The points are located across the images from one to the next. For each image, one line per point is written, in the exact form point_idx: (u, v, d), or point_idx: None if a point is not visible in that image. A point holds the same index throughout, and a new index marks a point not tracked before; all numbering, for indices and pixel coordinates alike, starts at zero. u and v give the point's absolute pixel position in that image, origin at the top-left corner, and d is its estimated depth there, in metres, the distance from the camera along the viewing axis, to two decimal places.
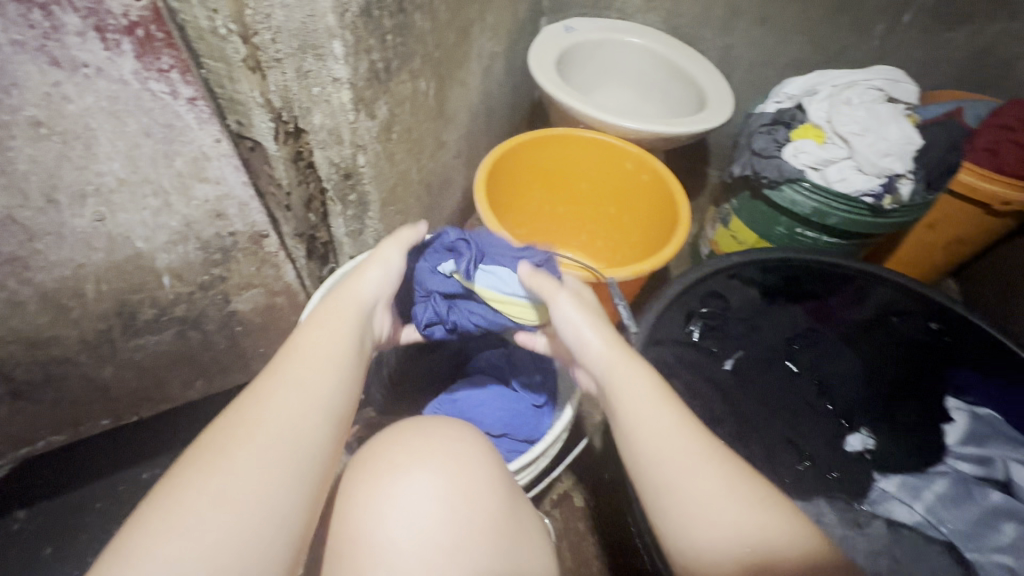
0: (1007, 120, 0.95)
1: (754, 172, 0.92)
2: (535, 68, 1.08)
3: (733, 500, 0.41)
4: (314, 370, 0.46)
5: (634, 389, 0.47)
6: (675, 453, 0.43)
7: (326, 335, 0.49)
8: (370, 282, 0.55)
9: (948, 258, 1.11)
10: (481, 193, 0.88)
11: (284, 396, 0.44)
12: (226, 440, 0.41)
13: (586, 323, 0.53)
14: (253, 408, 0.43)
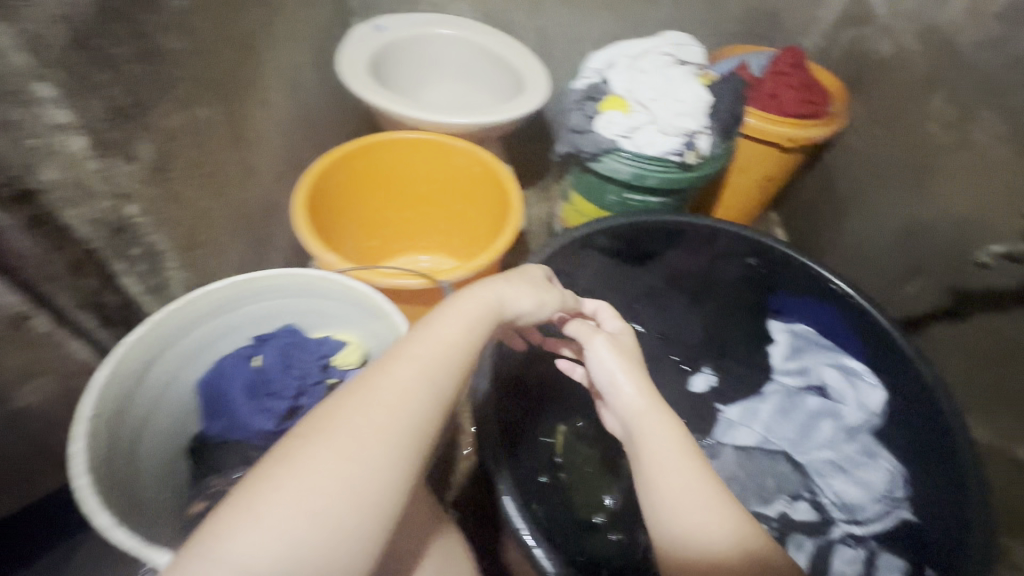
0: (782, 68, 1.08)
1: (576, 149, 0.97)
2: (343, 74, 1.03)
3: (707, 508, 0.47)
4: (448, 363, 0.47)
5: (655, 425, 0.51)
6: (671, 469, 0.49)
7: (455, 323, 0.50)
8: (523, 297, 0.55)
9: (763, 196, 1.23)
10: (300, 217, 0.82)
11: (406, 379, 0.44)
12: (337, 455, 0.39)
13: (620, 365, 0.54)
14: (344, 413, 0.42)
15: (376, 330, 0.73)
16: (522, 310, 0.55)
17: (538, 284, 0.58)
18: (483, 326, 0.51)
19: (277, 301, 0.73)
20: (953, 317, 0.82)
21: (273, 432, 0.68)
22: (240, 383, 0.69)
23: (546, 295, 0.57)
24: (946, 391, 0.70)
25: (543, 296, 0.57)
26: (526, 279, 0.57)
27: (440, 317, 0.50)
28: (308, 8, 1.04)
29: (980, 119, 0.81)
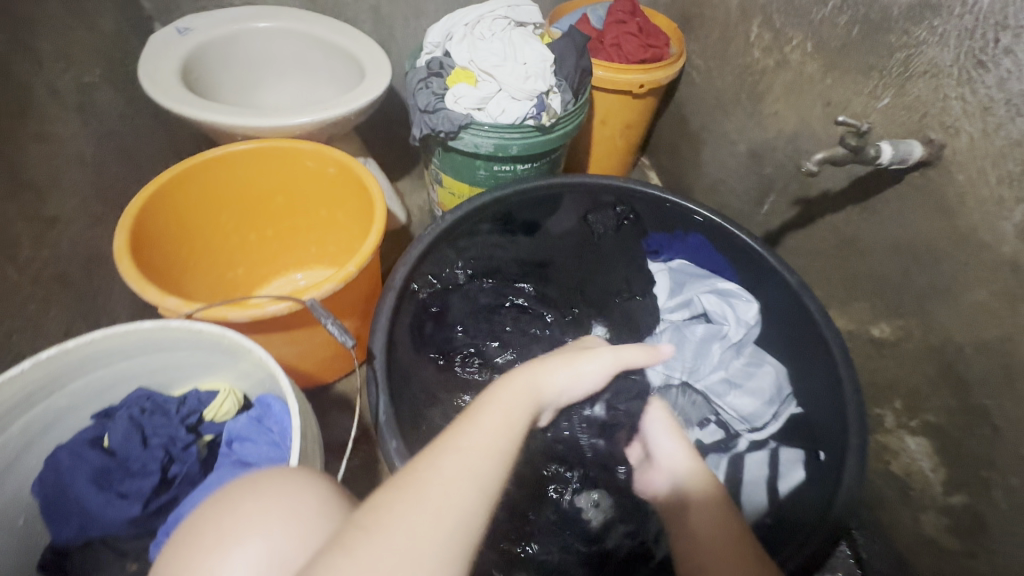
0: (619, 16, 1.11)
1: (431, 130, 0.91)
2: (149, 87, 0.89)
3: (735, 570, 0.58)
4: (486, 443, 0.44)
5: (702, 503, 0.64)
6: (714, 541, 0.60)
7: (491, 414, 0.48)
8: (555, 372, 0.59)
9: (629, 144, 1.26)
10: (127, 263, 0.70)
11: (448, 454, 0.42)
12: (434, 487, 0.38)
13: (670, 438, 0.71)
14: (421, 466, 0.40)
15: (246, 368, 0.66)
16: (555, 386, 0.58)
17: (567, 356, 0.63)
18: (520, 409, 0.50)
19: (114, 365, 0.62)
20: (803, 226, 0.89)
21: (142, 517, 0.58)
22: (86, 470, 0.58)
23: (579, 362, 0.63)
24: (807, 292, 0.76)
25: (581, 365, 0.63)
26: (551, 355, 0.62)
27: (472, 409, 0.49)
28: (87, 18, 0.90)
29: (790, 40, 0.86)
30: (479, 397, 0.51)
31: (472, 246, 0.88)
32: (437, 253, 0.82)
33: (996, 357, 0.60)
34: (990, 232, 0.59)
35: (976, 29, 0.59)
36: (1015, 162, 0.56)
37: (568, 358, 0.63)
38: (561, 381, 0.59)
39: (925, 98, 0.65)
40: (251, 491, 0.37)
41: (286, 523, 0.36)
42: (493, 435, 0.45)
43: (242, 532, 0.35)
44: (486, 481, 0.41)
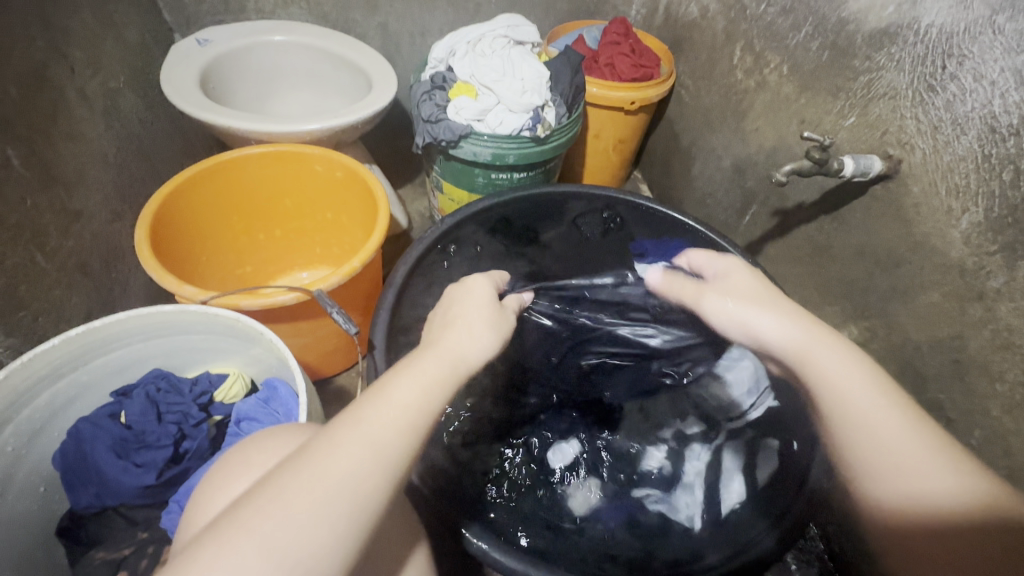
0: (614, 37, 1.17)
1: (434, 138, 0.97)
2: (171, 93, 0.95)
3: (925, 463, 0.47)
4: (386, 419, 0.46)
5: (859, 404, 0.52)
6: (903, 455, 0.48)
7: (403, 388, 0.49)
8: (477, 337, 0.57)
9: (622, 157, 1.32)
10: (147, 254, 0.75)
11: (341, 438, 0.44)
12: (324, 463, 0.42)
13: (756, 314, 0.62)
14: (318, 448, 0.44)
15: (256, 353, 0.71)
16: (472, 351, 0.56)
17: (489, 322, 0.60)
18: (431, 379, 0.51)
19: (134, 345, 0.68)
20: (780, 236, 0.95)
21: (155, 486, 0.63)
22: (105, 443, 0.63)
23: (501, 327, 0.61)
24: None
25: (492, 323, 0.60)
26: (471, 317, 0.58)
27: (380, 383, 0.50)
28: (115, 28, 0.97)
29: (769, 62, 0.92)
30: (397, 365, 0.52)
31: (470, 249, 0.93)
32: (452, 228, 0.90)
33: (949, 353, 0.66)
34: (942, 238, 0.65)
35: (927, 56, 0.65)
36: (960, 176, 0.63)
37: (488, 318, 0.60)
38: (473, 344, 0.57)
39: (885, 117, 0.72)
40: (219, 480, 0.48)
41: (252, 478, 0.47)
42: (394, 412, 0.47)
43: (225, 510, 0.45)
44: (373, 454, 0.44)
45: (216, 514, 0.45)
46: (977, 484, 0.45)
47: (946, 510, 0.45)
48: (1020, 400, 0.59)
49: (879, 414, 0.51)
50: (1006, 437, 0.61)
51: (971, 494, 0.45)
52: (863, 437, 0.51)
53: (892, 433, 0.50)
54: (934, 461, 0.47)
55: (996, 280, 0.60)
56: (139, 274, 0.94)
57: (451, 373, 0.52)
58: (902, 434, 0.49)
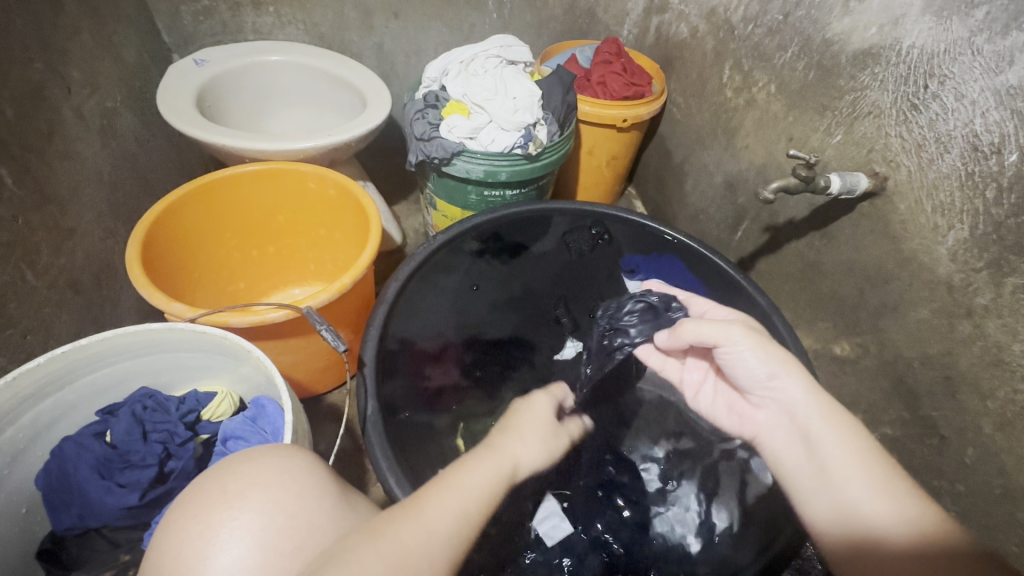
0: (606, 57, 1.19)
1: (426, 156, 0.98)
2: (167, 112, 0.96)
3: (879, 498, 0.49)
4: (472, 502, 0.46)
5: (834, 445, 0.52)
6: (857, 472, 0.50)
7: (478, 473, 0.49)
8: (534, 446, 0.58)
9: (615, 174, 1.33)
10: (137, 271, 0.74)
11: (432, 510, 0.44)
12: (420, 530, 0.41)
13: (769, 364, 0.58)
14: (416, 505, 0.44)
15: (245, 371, 0.71)
16: (530, 461, 0.56)
17: (544, 434, 0.61)
18: (496, 475, 0.50)
19: (121, 363, 0.67)
20: (771, 252, 0.95)
21: (139, 506, 0.63)
22: (85, 465, 0.62)
23: (555, 440, 0.62)
24: (777, 311, 0.81)
25: (549, 442, 0.61)
26: (532, 424, 0.60)
27: (458, 466, 0.50)
28: (112, 48, 0.99)
29: (757, 81, 0.93)
30: (465, 455, 0.52)
31: (467, 260, 0.93)
32: (458, 236, 0.90)
33: (940, 369, 0.66)
34: (929, 254, 0.66)
35: (909, 76, 0.66)
36: (945, 194, 0.63)
37: (545, 436, 0.60)
38: (533, 454, 0.57)
39: (870, 135, 0.72)
40: (194, 510, 0.45)
41: (240, 505, 0.45)
42: (470, 497, 0.46)
43: (209, 541, 0.43)
44: (454, 528, 0.43)
45: (200, 547, 0.43)
46: (919, 516, 0.47)
47: (902, 535, 0.47)
48: (1012, 417, 0.59)
49: (839, 433, 0.53)
50: (999, 454, 0.60)
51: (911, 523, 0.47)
52: (843, 467, 0.51)
53: (841, 457, 0.52)
54: (878, 487, 0.49)
55: (983, 297, 0.60)
56: (130, 291, 0.94)
57: (511, 470, 0.53)
58: (851, 449, 0.52)
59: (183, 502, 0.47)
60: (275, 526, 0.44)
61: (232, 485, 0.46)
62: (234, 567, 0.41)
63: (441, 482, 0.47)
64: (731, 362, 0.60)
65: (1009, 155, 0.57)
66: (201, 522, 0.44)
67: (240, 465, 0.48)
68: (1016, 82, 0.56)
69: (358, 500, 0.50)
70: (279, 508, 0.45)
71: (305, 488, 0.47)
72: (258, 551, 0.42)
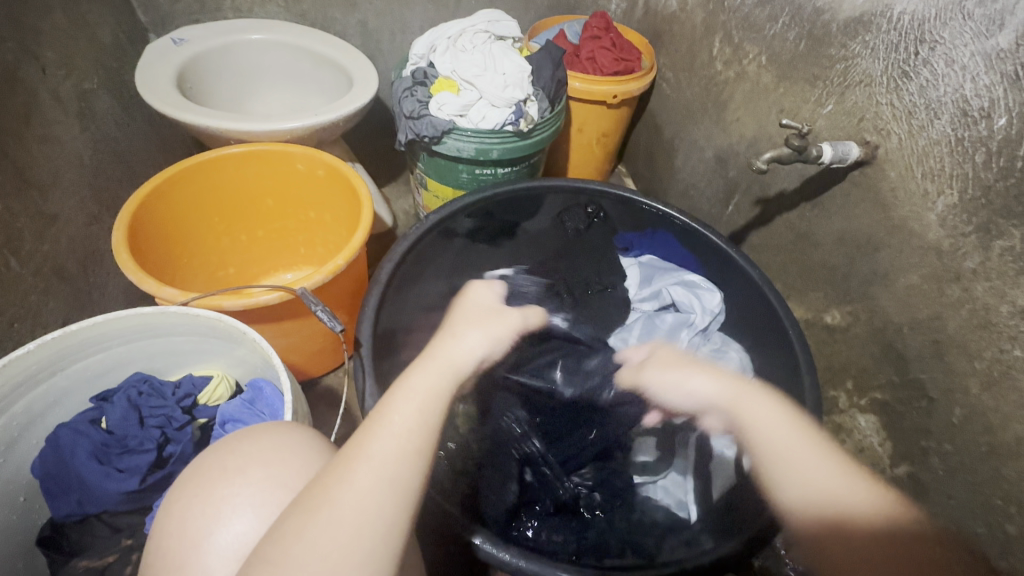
0: (595, 32, 1.18)
1: (416, 134, 0.97)
2: (147, 94, 0.93)
3: (826, 474, 0.52)
4: (411, 447, 0.46)
5: (762, 428, 0.59)
6: (786, 458, 0.55)
7: (409, 411, 0.49)
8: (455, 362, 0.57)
9: (606, 152, 1.32)
10: (125, 255, 0.72)
11: (373, 449, 0.45)
12: (365, 492, 0.42)
13: (683, 380, 0.72)
14: (350, 468, 0.44)
15: (241, 354, 0.70)
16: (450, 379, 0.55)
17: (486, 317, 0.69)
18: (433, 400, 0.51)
19: (114, 348, 0.67)
20: (762, 224, 0.95)
21: (139, 491, 0.62)
22: (80, 452, 0.61)
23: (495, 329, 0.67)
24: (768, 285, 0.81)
25: (491, 331, 0.66)
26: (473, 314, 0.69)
27: (388, 404, 0.50)
28: (86, 26, 0.95)
29: (748, 54, 0.92)
30: (389, 393, 0.51)
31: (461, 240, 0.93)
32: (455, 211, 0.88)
33: (928, 333, 0.67)
34: (919, 221, 0.67)
35: (900, 42, 0.66)
36: (935, 159, 0.64)
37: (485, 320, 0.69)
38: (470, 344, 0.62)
39: (862, 104, 0.73)
40: (193, 487, 0.45)
41: (240, 482, 0.45)
42: (410, 419, 0.48)
43: (213, 519, 0.43)
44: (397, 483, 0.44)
45: (204, 524, 0.43)
46: (875, 494, 0.50)
47: (858, 514, 0.49)
48: (998, 376, 0.60)
49: (762, 404, 0.61)
50: (985, 413, 0.62)
51: (856, 503, 0.49)
52: (770, 452, 0.57)
53: (774, 419, 0.59)
54: (826, 461, 0.53)
55: (971, 261, 0.61)
56: (117, 277, 0.92)
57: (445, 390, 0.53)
58: (778, 427, 0.59)
59: (181, 480, 0.47)
60: (279, 501, 0.44)
61: (230, 461, 0.46)
62: (239, 543, 0.42)
63: (376, 431, 0.47)
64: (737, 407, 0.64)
65: (998, 119, 0.58)
66: (201, 501, 0.44)
67: (237, 440, 0.48)
68: (1007, 46, 0.56)
69: None
70: (281, 483, 0.45)
71: (305, 462, 0.47)
72: (263, 527, 0.43)
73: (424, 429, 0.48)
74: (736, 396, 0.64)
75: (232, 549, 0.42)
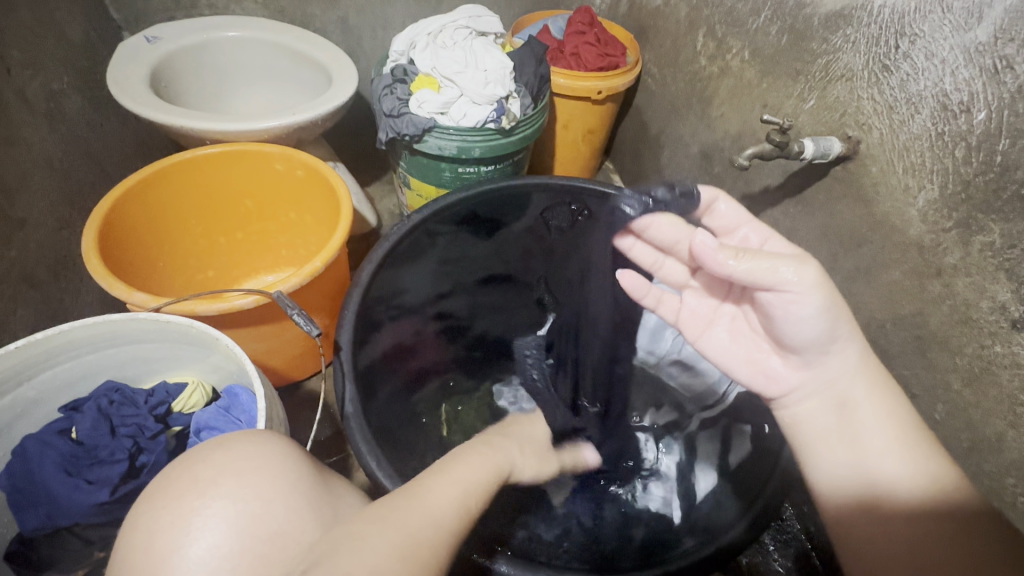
0: (578, 27, 1.16)
1: (397, 133, 0.95)
2: (118, 93, 0.91)
3: (901, 459, 0.50)
4: (462, 492, 0.49)
5: (871, 403, 0.53)
6: (881, 442, 0.51)
7: (470, 467, 0.52)
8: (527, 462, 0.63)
9: (592, 149, 1.31)
10: (95, 260, 0.70)
11: (429, 487, 0.47)
12: (424, 519, 0.43)
13: (824, 310, 0.51)
14: (411, 498, 0.45)
15: (216, 360, 0.69)
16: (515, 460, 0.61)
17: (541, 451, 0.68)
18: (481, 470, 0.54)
19: (84, 357, 0.65)
20: None
21: (111, 502, 0.61)
22: (48, 465, 0.60)
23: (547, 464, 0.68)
24: None
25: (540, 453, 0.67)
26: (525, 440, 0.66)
27: (450, 458, 0.54)
28: (55, 24, 0.93)
29: (731, 48, 0.91)
30: (452, 452, 0.55)
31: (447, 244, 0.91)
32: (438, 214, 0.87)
33: (911, 329, 0.67)
34: (900, 217, 0.66)
35: (881, 36, 0.66)
36: (916, 154, 0.64)
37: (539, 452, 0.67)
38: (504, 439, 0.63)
39: (843, 98, 0.72)
40: (163, 501, 0.44)
41: (209, 494, 0.43)
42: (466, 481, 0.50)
43: (180, 533, 0.42)
44: (451, 516, 0.45)
45: (170, 538, 0.41)
46: (939, 478, 0.49)
47: (924, 498, 0.48)
48: (979, 372, 0.60)
49: (874, 390, 0.54)
50: (967, 409, 0.62)
51: (922, 488, 0.48)
52: (865, 427, 0.52)
53: (872, 410, 0.52)
54: (897, 443, 0.51)
55: (952, 256, 0.61)
56: (90, 282, 0.90)
57: (499, 469, 0.56)
58: (884, 411, 0.52)
59: (151, 493, 0.45)
60: (250, 512, 0.43)
61: (202, 472, 0.45)
62: (210, 556, 0.40)
63: (437, 473, 0.50)
64: (785, 315, 0.53)
65: (977, 113, 0.57)
66: (171, 513, 0.43)
67: (213, 450, 0.47)
68: (985, 39, 0.56)
69: (332, 484, 0.49)
70: (255, 493, 0.44)
71: (278, 472, 0.46)
72: (233, 540, 0.41)
73: (473, 475, 0.52)
74: (851, 368, 0.54)
75: (202, 563, 0.40)
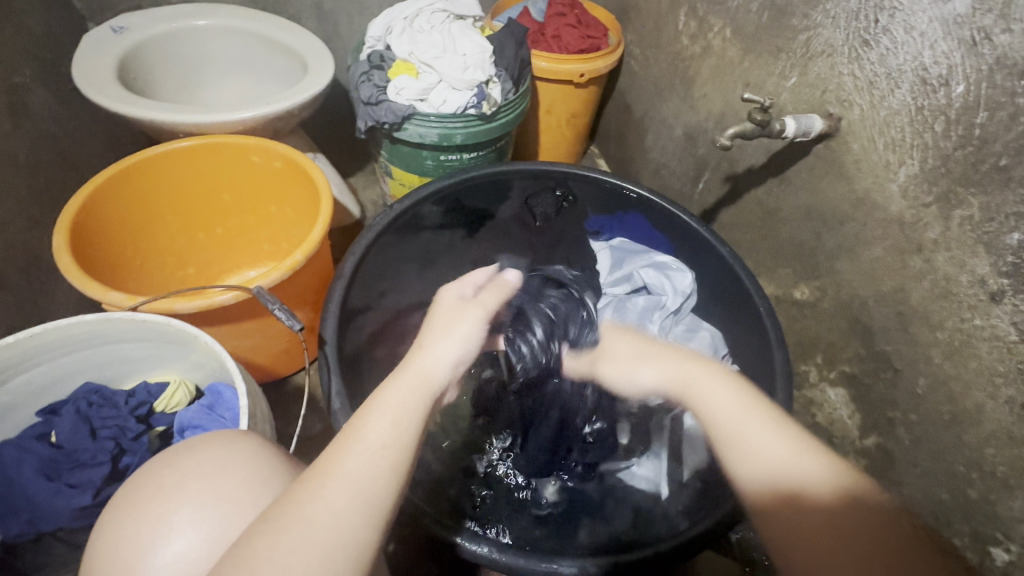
0: (559, 9, 1.15)
1: (376, 121, 0.93)
2: (84, 87, 0.88)
3: (780, 445, 0.47)
4: (382, 460, 0.43)
5: (722, 404, 0.52)
6: (754, 427, 0.49)
7: (387, 412, 0.46)
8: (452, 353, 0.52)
9: (576, 133, 1.30)
10: (67, 260, 0.68)
11: (344, 461, 0.42)
12: (335, 501, 0.40)
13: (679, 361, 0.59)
14: (319, 474, 0.41)
15: (197, 358, 0.68)
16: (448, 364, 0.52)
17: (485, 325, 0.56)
18: (413, 407, 0.47)
19: (60, 359, 0.63)
20: (731, 202, 0.95)
21: (94, 505, 0.60)
22: (27, 470, 0.59)
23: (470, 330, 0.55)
24: (739, 264, 0.79)
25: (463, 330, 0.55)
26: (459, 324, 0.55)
27: (372, 398, 0.47)
28: (14, 15, 0.89)
29: (713, 26, 0.90)
30: (375, 389, 0.48)
31: (429, 234, 0.90)
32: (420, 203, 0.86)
33: (893, 306, 0.67)
34: (881, 193, 0.66)
35: (861, 11, 0.65)
36: (896, 130, 0.63)
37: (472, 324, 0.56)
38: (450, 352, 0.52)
39: (824, 75, 0.71)
40: (135, 506, 0.43)
41: (182, 498, 0.43)
42: (383, 431, 0.44)
43: (153, 539, 0.41)
44: (366, 493, 0.41)
45: (144, 545, 0.41)
46: (828, 471, 0.45)
47: (809, 483, 0.45)
48: (959, 345, 0.60)
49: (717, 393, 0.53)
50: (948, 381, 0.62)
51: (808, 473, 0.45)
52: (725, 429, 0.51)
53: (729, 408, 0.52)
54: (769, 430, 0.48)
55: (932, 231, 0.61)
56: (65, 282, 0.88)
57: (429, 395, 0.48)
58: (739, 412, 0.51)
59: (121, 497, 0.45)
60: (223, 516, 0.42)
61: (171, 476, 0.44)
62: (182, 562, 0.40)
63: (354, 431, 0.44)
64: None
65: (956, 87, 0.57)
66: (141, 517, 0.42)
67: (183, 452, 0.46)
68: (964, 10, 0.55)
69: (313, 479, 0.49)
70: (226, 497, 0.43)
71: (253, 471, 0.45)
72: (206, 545, 0.41)
73: (398, 425, 0.45)
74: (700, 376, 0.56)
75: (169, 569, 0.40)
